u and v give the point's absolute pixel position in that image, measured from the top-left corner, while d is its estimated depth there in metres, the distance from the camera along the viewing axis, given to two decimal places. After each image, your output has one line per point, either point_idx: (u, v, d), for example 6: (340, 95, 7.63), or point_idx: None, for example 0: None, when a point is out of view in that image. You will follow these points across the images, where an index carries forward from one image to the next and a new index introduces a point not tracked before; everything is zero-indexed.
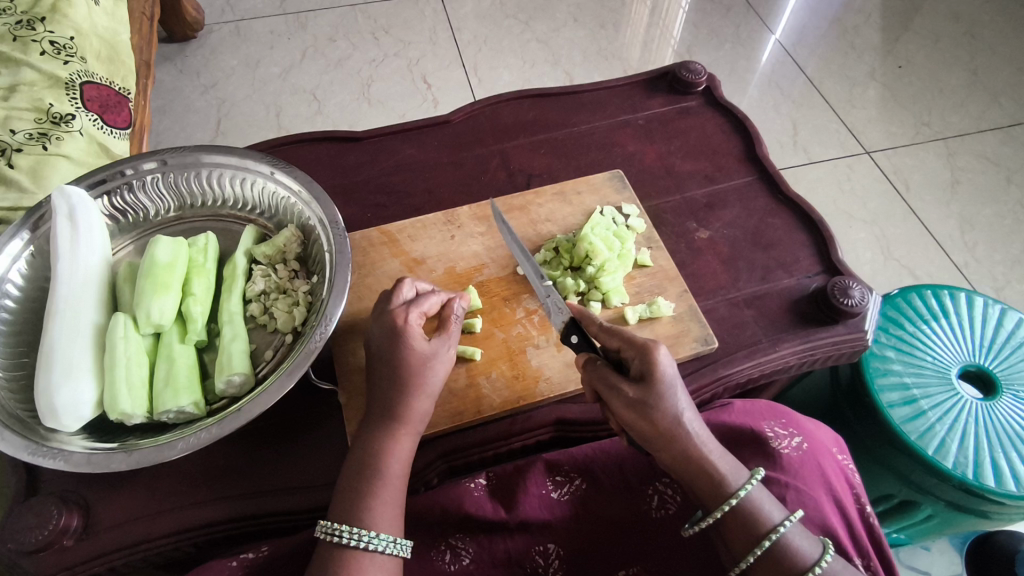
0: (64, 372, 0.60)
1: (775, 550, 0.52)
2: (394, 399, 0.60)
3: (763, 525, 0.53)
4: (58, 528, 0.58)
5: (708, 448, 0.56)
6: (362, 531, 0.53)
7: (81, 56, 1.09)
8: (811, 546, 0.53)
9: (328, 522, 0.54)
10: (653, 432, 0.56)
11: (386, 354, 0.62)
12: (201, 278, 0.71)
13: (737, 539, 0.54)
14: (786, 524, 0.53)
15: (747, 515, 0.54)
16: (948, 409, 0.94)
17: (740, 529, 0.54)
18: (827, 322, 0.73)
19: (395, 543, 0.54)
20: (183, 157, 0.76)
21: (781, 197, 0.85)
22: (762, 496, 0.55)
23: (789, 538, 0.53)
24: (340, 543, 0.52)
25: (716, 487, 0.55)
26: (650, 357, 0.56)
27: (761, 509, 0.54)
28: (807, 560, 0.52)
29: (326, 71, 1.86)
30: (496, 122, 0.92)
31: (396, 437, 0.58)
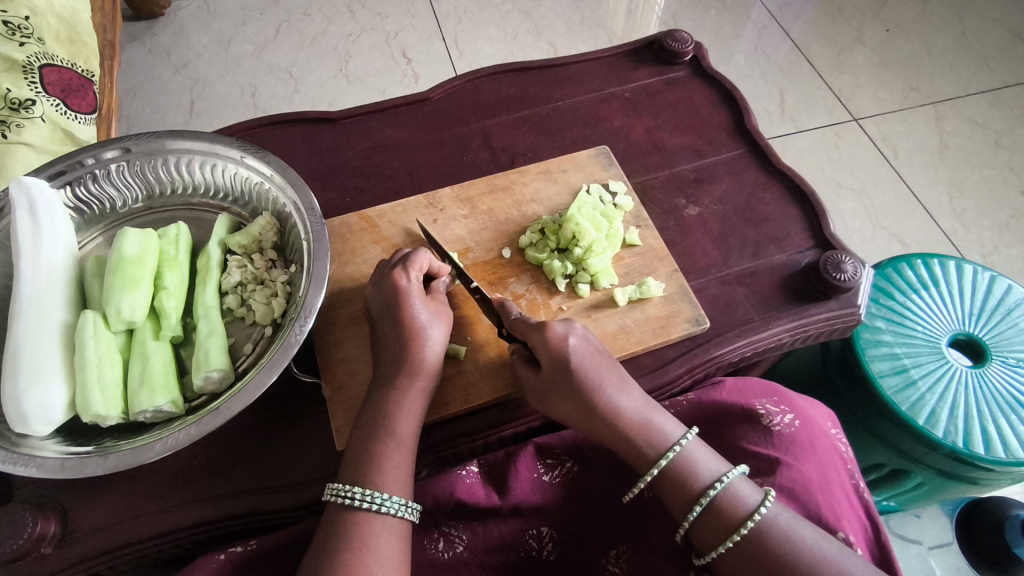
0: (32, 376, 0.58)
1: (716, 504, 0.53)
2: (404, 351, 0.59)
3: (698, 484, 0.54)
4: (35, 535, 0.56)
5: (616, 421, 0.57)
6: (373, 493, 0.52)
7: (39, 37, 1.05)
8: (750, 490, 0.53)
9: (337, 485, 0.53)
10: (572, 414, 0.59)
11: (389, 312, 0.62)
12: (174, 271, 0.68)
13: (674, 501, 0.55)
14: (720, 484, 0.53)
15: (680, 473, 0.55)
16: (938, 378, 0.94)
17: (676, 487, 0.55)
18: (819, 298, 0.72)
19: (406, 506, 0.53)
20: (148, 143, 0.73)
21: (771, 170, 0.82)
22: (699, 453, 0.56)
23: (723, 496, 0.53)
24: (351, 505, 0.52)
25: (638, 453, 0.56)
26: (542, 339, 0.59)
27: (693, 466, 0.55)
28: (749, 505, 0.53)
29: (301, 47, 1.79)
30: (477, 98, 0.89)
31: (403, 389, 0.58)
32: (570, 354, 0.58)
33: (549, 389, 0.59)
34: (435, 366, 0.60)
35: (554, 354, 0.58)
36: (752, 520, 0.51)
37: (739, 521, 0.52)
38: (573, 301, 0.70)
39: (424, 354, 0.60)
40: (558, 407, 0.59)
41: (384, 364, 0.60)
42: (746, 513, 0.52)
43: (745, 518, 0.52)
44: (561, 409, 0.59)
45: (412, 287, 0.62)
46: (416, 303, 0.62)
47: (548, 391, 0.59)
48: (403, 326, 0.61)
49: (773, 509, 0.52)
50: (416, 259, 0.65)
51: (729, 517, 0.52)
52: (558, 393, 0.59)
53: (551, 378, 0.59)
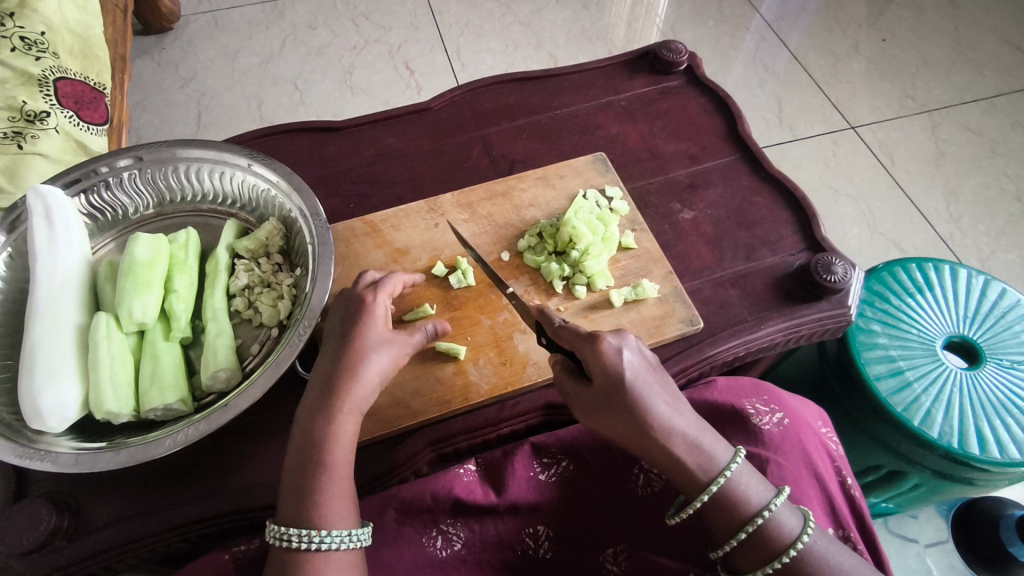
0: (48, 374, 0.60)
1: (763, 532, 0.53)
2: (338, 373, 0.56)
3: (745, 510, 0.53)
4: (49, 528, 0.57)
5: (670, 439, 0.54)
6: (312, 532, 0.51)
7: (53, 51, 1.11)
8: (794, 519, 0.53)
9: (276, 527, 0.51)
10: (624, 433, 0.55)
11: (342, 332, 0.59)
12: (183, 275, 0.70)
13: (719, 524, 0.54)
14: (767, 512, 0.53)
15: (728, 501, 0.53)
16: (933, 379, 0.96)
17: (722, 515, 0.54)
18: (810, 299, 0.74)
19: (349, 536, 0.52)
20: (159, 152, 0.75)
21: (764, 175, 0.84)
22: (747, 479, 0.54)
23: (770, 525, 0.53)
24: (290, 547, 0.50)
25: (690, 477, 0.54)
26: (595, 351, 0.56)
27: (741, 494, 0.53)
28: (790, 536, 0.53)
29: (306, 60, 1.83)
30: (477, 107, 0.91)
31: (336, 415, 0.54)
32: (625, 371, 0.54)
33: (597, 405, 0.56)
34: (367, 392, 0.57)
35: (609, 368, 0.55)
36: (795, 549, 0.51)
37: (782, 549, 0.52)
38: (571, 302, 0.72)
39: (361, 378, 0.56)
40: (609, 427, 0.56)
41: (314, 386, 0.57)
42: (788, 542, 0.52)
43: (786, 546, 0.52)
44: (610, 428, 0.56)
45: (377, 306, 0.61)
46: (373, 328, 0.59)
47: (598, 405, 0.56)
48: (349, 348, 0.58)
49: (814, 537, 0.53)
50: (388, 284, 0.64)
51: (772, 544, 0.52)
52: (608, 409, 0.55)
53: (602, 393, 0.56)
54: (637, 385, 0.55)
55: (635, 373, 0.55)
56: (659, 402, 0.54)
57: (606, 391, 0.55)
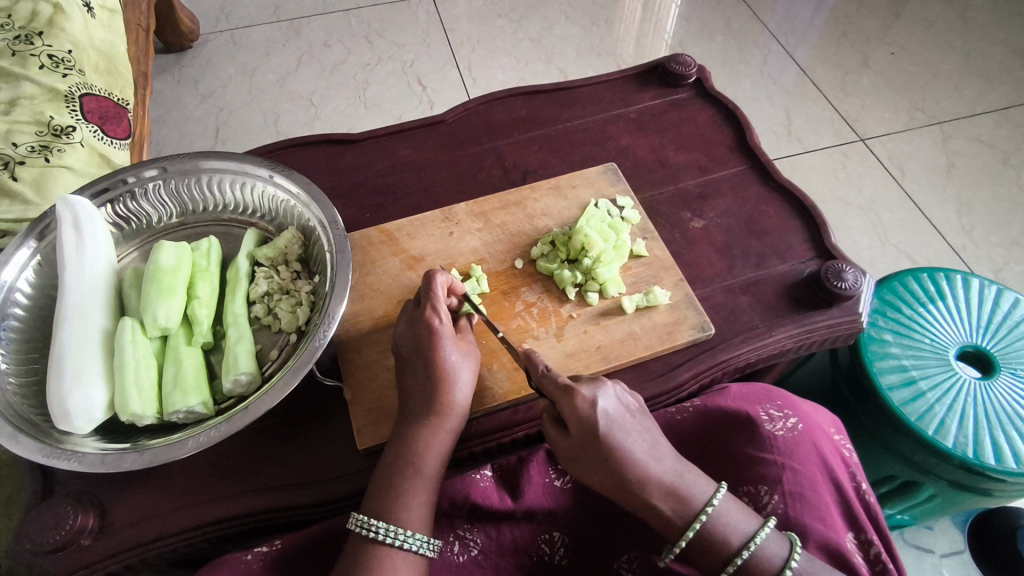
0: (75, 376, 0.62)
1: (748, 567, 0.53)
2: (433, 392, 0.61)
3: (728, 546, 0.53)
4: (75, 527, 0.59)
5: (646, 487, 0.55)
6: (397, 530, 0.54)
7: (79, 69, 1.15)
8: (779, 547, 0.54)
9: (361, 516, 0.55)
10: (603, 484, 0.57)
11: (419, 352, 0.64)
12: (206, 281, 0.72)
13: (704, 561, 0.54)
14: (751, 548, 0.53)
15: (710, 536, 0.54)
16: (946, 389, 0.96)
17: (706, 551, 0.54)
18: (821, 305, 0.74)
19: (426, 543, 0.55)
20: (183, 163, 0.77)
21: (773, 185, 0.86)
22: (730, 513, 0.54)
23: (755, 560, 0.53)
24: (374, 538, 0.53)
25: (668, 521, 0.55)
26: (570, 403, 0.58)
27: (723, 530, 0.54)
28: (778, 562, 0.53)
29: (322, 77, 1.88)
30: (490, 120, 0.93)
31: (433, 430, 0.60)
32: (597, 420, 0.57)
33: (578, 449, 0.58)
34: (462, 405, 0.62)
35: (584, 418, 0.57)
36: None
37: None
38: (583, 309, 0.73)
39: (453, 396, 0.62)
40: (589, 476, 0.58)
41: (410, 400, 0.62)
42: (777, 568, 0.52)
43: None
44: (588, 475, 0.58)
45: (443, 326, 0.64)
46: (449, 349, 0.63)
47: (577, 457, 0.58)
48: (433, 365, 0.62)
49: (803, 562, 0.52)
50: (439, 292, 0.66)
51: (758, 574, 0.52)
52: (585, 461, 0.57)
53: (580, 444, 0.58)
54: (609, 435, 0.56)
55: (608, 423, 0.57)
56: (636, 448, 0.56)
57: (581, 442, 0.57)
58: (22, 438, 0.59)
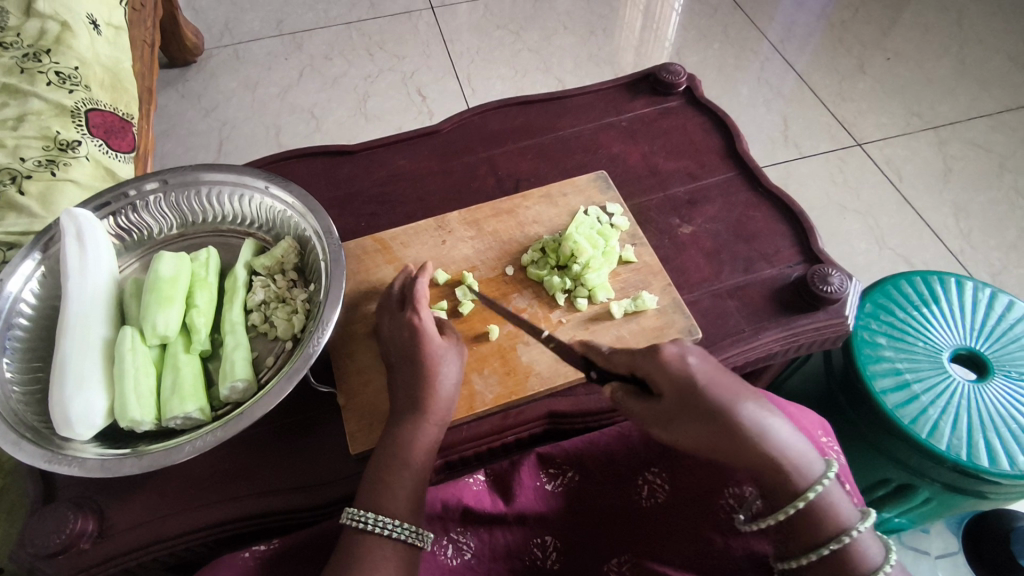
0: (77, 384, 0.64)
1: (843, 552, 0.51)
2: (418, 387, 0.62)
3: (834, 527, 0.51)
4: (75, 531, 0.61)
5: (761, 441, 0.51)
6: (385, 520, 0.56)
7: (86, 85, 1.18)
8: (875, 543, 0.52)
9: (352, 509, 0.57)
10: (707, 445, 0.52)
11: (406, 351, 0.66)
12: (204, 290, 0.74)
13: (798, 540, 0.52)
14: (855, 532, 0.51)
15: (818, 514, 0.52)
16: (939, 391, 0.96)
17: (807, 529, 0.52)
18: (808, 309, 0.75)
19: (415, 534, 0.56)
20: (182, 176, 0.80)
21: (761, 191, 0.87)
22: (837, 494, 0.52)
23: (852, 547, 0.51)
24: (363, 528, 0.55)
25: (784, 489, 0.52)
26: (656, 362, 0.53)
27: (831, 510, 0.52)
28: (874, 563, 0.51)
29: (323, 89, 1.91)
30: (483, 130, 0.95)
31: (420, 425, 0.61)
32: (694, 375, 0.52)
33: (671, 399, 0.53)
34: (449, 399, 0.63)
35: (677, 376, 0.52)
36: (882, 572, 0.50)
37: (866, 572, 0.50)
38: (572, 314, 0.75)
39: (438, 390, 0.63)
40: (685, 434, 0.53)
41: (398, 398, 0.63)
42: (874, 565, 0.51)
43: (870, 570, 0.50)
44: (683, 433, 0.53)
45: (425, 322, 0.66)
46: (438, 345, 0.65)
47: (672, 419, 0.53)
48: (420, 363, 0.64)
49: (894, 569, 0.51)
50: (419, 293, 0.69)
51: (851, 565, 0.51)
52: (685, 420, 0.52)
53: (677, 404, 0.52)
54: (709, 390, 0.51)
55: (706, 379, 0.52)
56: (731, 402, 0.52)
57: (679, 401, 0.52)
58: (25, 444, 0.61)
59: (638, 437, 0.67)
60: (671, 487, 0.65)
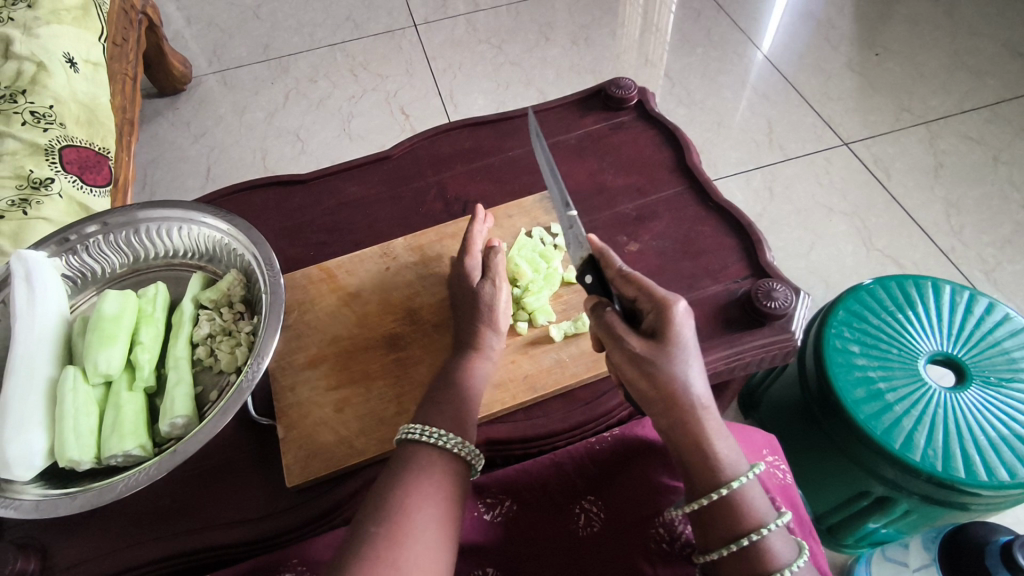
0: (17, 426, 0.65)
1: (754, 549, 0.52)
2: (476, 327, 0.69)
3: (748, 521, 0.53)
4: (16, 570, 0.61)
5: (704, 410, 0.56)
6: (433, 430, 0.58)
7: (60, 122, 1.21)
8: (787, 547, 0.54)
9: (406, 425, 0.60)
10: (654, 395, 0.57)
11: (462, 296, 0.72)
12: (149, 326, 0.75)
13: (714, 532, 0.54)
14: (767, 529, 0.53)
15: (733, 508, 0.53)
16: (915, 400, 0.93)
17: (722, 522, 0.54)
18: (753, 326, 0.74)
19: (464, 445, 0.58)
20: (130, 214, 0.81)
21: (710, 204, 0.86)
22: (754, 493, 0.55)
23: (767, 543, 0.52)
24: (413, 438, 0.58)
25: (704, 473, 0.55)
26: (661, 312, 0.58)
27: (747, 506, 0.54)
28: (782, 562, 0.53)
29: (308, 111, 1.93)
30: (434, 153, 0.95)
31: (473, 361, 0.67)
32: (679, 339, 0.57)
33: (663, 345, 0.57)
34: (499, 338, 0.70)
35: (668, 332, 0.57)
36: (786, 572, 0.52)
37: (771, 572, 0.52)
38: (513, 339, 0.74)
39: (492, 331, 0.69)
40: (653, 381, 0.56)
41: (460, 336, 0.69)
42: (780, 566, 0.52)
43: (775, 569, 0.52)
44: (654, 379, 0.56)
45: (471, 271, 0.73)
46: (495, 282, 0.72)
47: (637, 366, 0.57)
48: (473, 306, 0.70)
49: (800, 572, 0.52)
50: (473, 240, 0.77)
51: (760, 566, 0.52)
52: (646, 376, 0.57)
53: (646, 355, 0.57)
54: (682, 356, 0.57)
55: (683, 345, 0.57)
56: (694, 369, 0.57)
57: (649, 355, 0.57)
58: None
59: (571, 466, 0.67)
60: (607, 515, 0.64)
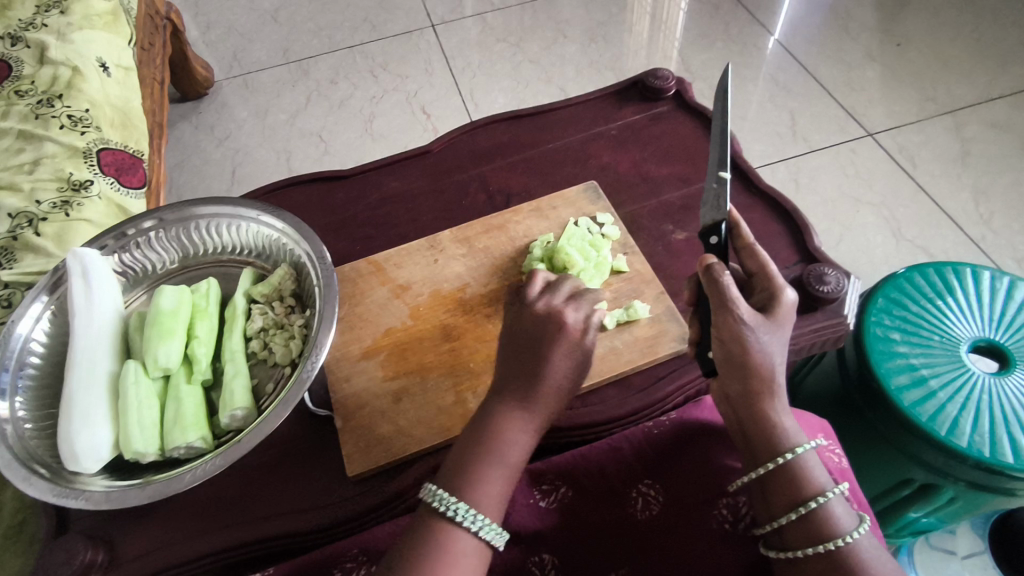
0: (83, 419, 0.66)
1: (816, 513, 0.55)
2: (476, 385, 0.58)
3: (810, 487, 0.56)
4: (86, 562, 0.62)
5: (778, 386, 0.59)
6: (463, 506, 0.52)
7: (97, 125, 1.22)
8: (847, 516, 0.56)
9: (431, 488, 0.54)
10: (742, 356, 0.58)
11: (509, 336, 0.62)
12: (204, 321, 0.76)
13: (777, 499, 0.57)
14: (828, 495, 0.56)
15: (796, 474, 0.57)
16: (959, 386, 0.93)
17: (786, 489, 0.57)
18: (806, 311, 0.74)
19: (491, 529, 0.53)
20: (179, 211, 0.82)
21: (755, 192, 0.86)
22: (814, 463, 0.58)
23: (827, 509, 0.55)
24: (439, 510, 0.52)
25: (767, 442, 0.59)
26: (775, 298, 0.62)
27: (808, 473, 0.57)
28: (843, 528, 0.55)
29: (330, 113, 1.95)
30: (474, 147, 0.96)
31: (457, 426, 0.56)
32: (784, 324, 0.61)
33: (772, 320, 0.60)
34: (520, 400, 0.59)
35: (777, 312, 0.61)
36: (845, 537, 0.54)
37: (832, 536, 0.54)
38: None
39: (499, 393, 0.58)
40: (749, 346, 0.58)
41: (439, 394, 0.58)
42: (841, 532, 0.54)
43: (835, 535, 0.54)
44: (753, 344, 0.58)
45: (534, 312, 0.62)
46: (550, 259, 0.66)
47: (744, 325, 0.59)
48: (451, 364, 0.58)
49: (861, 537, 0.54)
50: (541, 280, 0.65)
51: (822, 530, 0.55)
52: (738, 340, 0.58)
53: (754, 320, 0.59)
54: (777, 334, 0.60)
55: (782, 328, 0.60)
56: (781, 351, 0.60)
57: (758, 321, 0.59)
58: (36, 480, 0.63)
59: (629, 451, 0.67)
60: (666, 499, 0.64)
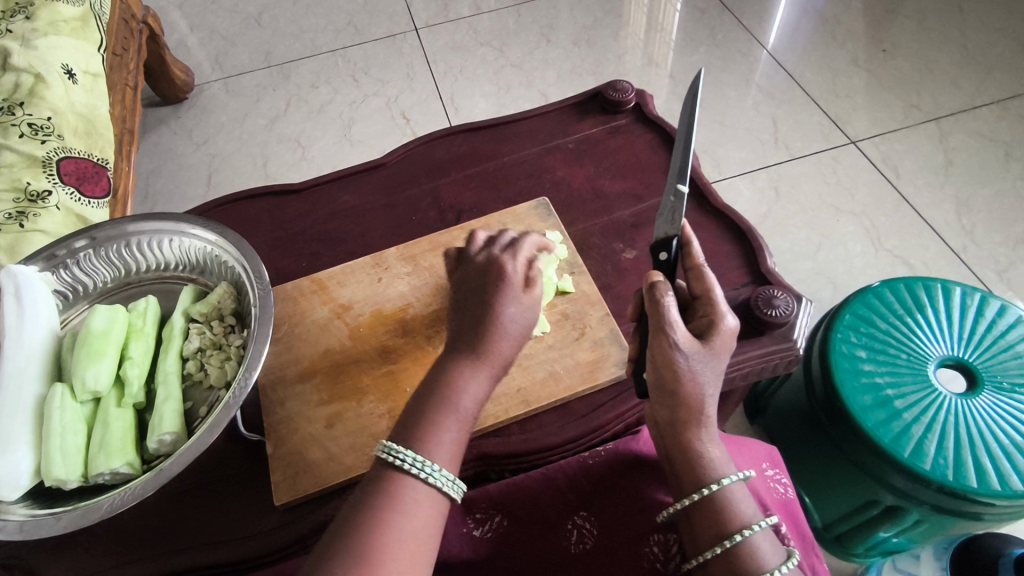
0: (3, 445, 0.64)
1: (740, 548, 0.53)
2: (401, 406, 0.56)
3: (735, 520, 0.54)
4: None
5: (707, 417, 0.58)
6: (420, 460, 0.52)
7: (58, 134, 1.21)
8: (773, 553, 0.53)
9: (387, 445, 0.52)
10: (673, 386, 0.57)
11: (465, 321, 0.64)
12: (139, 341, 0.74)
13: (702, 532, 0.55)
14: (753, 528, 0.54)
15: (720, 507, 0.55)
16: (925, 407, 0.90)
17: (709, 522, 0.55)
18: (753, 335, 0.72)
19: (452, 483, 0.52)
20: (119, 228, 0.80)
21: (710, 209, 0.84)
22: (738, 494, 0.56)
23: (752, 542, 0.53)
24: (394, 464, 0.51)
25: (693, 472, 0.57)
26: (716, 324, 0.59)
27: (733, 505, 0.55)
28: (768, 564, 0.53)
29: (309, 118, 1.93)
30: (428, 160, 0.94)
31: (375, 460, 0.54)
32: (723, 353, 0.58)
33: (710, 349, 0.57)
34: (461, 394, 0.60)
35: (716, 340, 0.58)
36: (769, 574, 0.52)
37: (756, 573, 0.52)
38: None
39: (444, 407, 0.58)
40: (679, 374, 0.56)
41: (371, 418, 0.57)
42: (766, 568, 0.52)
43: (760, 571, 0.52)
44: (684, 373, 0.56)
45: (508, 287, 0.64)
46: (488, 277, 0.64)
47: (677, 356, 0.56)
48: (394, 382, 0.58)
49: (785, 573, 0.52)
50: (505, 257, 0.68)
51: (745, 566, 0.52)
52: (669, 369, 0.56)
53: (693, 350, 0.56)
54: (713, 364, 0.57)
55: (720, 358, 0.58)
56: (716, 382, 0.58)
57: (695, 350, 0.57)
58: None
59: (564, 480, 0.65)
60: (600, 532, 0.62)
